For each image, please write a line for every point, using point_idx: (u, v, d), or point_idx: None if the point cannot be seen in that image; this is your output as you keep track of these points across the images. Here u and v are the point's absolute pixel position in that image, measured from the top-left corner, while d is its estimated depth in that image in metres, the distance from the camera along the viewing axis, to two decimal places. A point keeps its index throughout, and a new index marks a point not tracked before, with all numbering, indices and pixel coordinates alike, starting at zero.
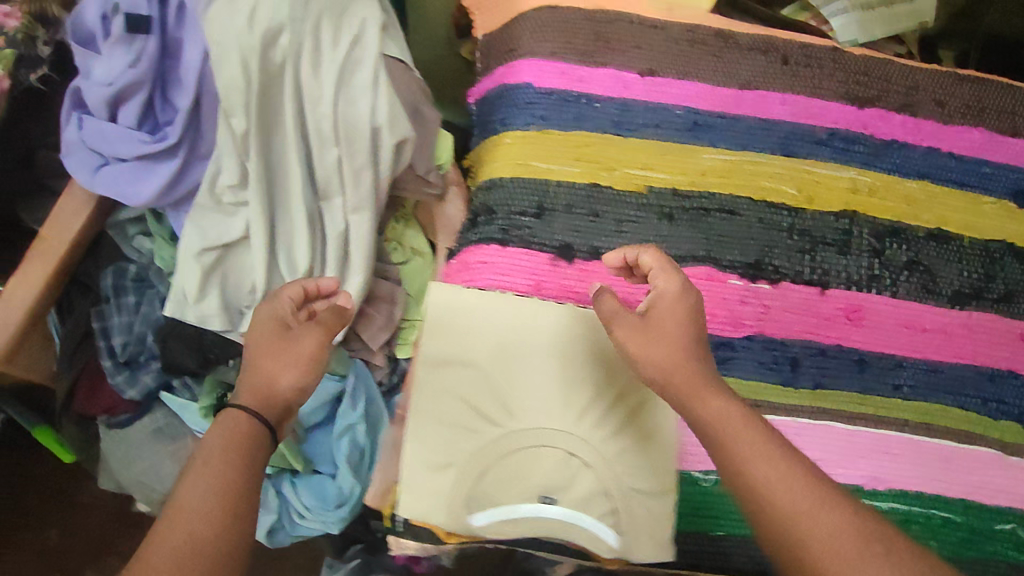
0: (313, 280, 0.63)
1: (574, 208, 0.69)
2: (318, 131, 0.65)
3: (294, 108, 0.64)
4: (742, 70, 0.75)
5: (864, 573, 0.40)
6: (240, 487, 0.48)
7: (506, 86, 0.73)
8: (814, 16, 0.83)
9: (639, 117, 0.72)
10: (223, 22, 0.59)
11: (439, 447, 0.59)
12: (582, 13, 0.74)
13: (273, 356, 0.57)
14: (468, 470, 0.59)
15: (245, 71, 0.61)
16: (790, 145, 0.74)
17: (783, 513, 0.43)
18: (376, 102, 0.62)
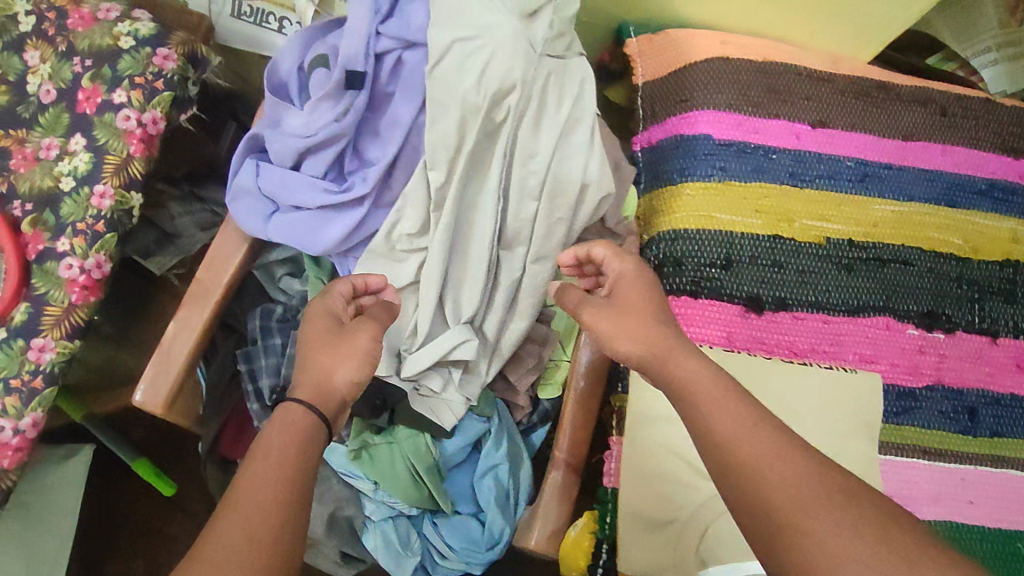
0: (360, 276, 0.64)
1: (758, 259, 0.70)
2: (520, 186, 0.65)
3: (502, 163, 0.63)
4: (905, 121, 0.77)
5: (829, 529, 0.39)
6: (292, 479, 0.47)
7: (682, 137, 0.74)
8: (959, 66, 0.85)
9: (814, 168, 0.73)
10: (452, 80, 0.59)
11: (645, 498, 0.62)
12: (753, 65, 0.75)
13: (324, 353, 0.56)
14: (691, 527, 0.60)
15: (468, 129, 0.61)
16: (953, 195, 0.76)
17: (733, 458, 0.43)
18: (588, 160, 0.63)
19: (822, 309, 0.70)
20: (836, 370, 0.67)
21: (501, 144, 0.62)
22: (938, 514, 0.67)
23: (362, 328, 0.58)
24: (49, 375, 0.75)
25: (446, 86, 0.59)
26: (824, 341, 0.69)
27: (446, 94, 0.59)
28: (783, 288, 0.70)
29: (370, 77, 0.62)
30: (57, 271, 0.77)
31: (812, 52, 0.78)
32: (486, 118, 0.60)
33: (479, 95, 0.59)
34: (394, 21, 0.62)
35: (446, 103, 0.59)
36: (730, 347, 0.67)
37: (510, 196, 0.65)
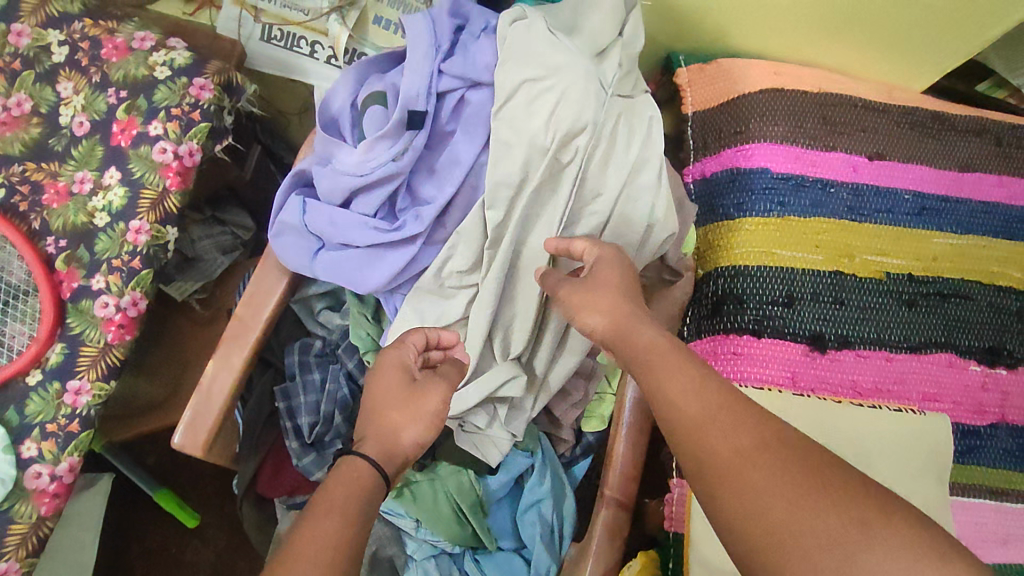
0: (435, 330, 0.61)
1: (819, 296, 0.68)
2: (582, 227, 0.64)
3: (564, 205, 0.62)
4: (960, 152, 0.76)
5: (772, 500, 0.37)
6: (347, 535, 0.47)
7: (738, 169, 0.72)
8: (1010, 92, 0.86)
9: (873, 202, 0.72)
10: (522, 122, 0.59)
11: (709, 543, 0.60)
12: (809, 96, 0.74)
13: (395, 407, 0.56)
14: None
15: (535, 167, 0.60)
16: (1011, 227, 0.75)
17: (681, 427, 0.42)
18: (655, 202, 0.62)
19: (885, 346, 0.67)
20: (905, 412, 0.63)
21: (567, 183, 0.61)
22: (1011, 558, 0.63)
23: (434, 388, 0.57)
24: (85, 419, 0.73)
25: (514, 125, 0.59)
26: (890, 379, 0.67)
27: (515, 133, 0.59)
28: (846, 325, 0.67)
29: (431, 116, 0.62)
30: (93, 310, 0.74)
31: (864, 83, 0.78)
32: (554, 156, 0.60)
33: (548, 133, 0.59)
34: (458, 59, 0.62)
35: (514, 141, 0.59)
36: (795, 389, 0.65)
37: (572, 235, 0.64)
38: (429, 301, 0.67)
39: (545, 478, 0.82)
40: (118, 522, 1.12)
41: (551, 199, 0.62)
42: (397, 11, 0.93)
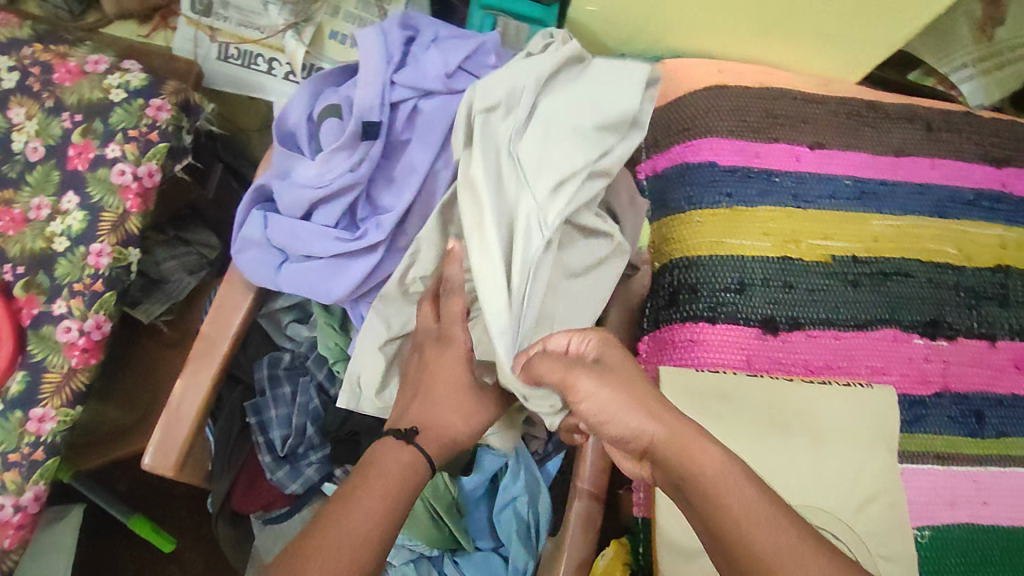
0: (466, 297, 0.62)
1: (769, 281, 0.71)
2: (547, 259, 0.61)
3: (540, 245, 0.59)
4: (894, 138, 0.80)
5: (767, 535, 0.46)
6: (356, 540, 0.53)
7: (687, 164, 0.75)
8: (938, 80, 0.91)
9: (815, 189, 0.76)
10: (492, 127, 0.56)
11: (675, 525, 0.61)
12: (751, 91, 0.78)
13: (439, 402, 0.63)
14: None
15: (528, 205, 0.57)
16: (944, 207, 0.79)
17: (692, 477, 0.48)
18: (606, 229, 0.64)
19: (833, 325, 0.71)
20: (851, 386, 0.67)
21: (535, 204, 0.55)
22: (955, 517, 0.67)
23: None
24: (49, 446, 0.72)
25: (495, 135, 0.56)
26: (839, 355, 0.70)
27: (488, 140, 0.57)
28: (796, 308, 0.71)
29: (387, 125, 0.63)
30: (55, 336, 0.73)
31: (801, 77, 0.82)
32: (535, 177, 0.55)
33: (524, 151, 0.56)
34: (409, 70, 0.63)
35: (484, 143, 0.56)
36: (750, 371, 0.67)
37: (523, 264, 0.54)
38: (394, 306, 0.69)
39: (521, 472, 0.83)
40: (90, 552, 1.10)
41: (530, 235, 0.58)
42: (352, 26, 0.95)
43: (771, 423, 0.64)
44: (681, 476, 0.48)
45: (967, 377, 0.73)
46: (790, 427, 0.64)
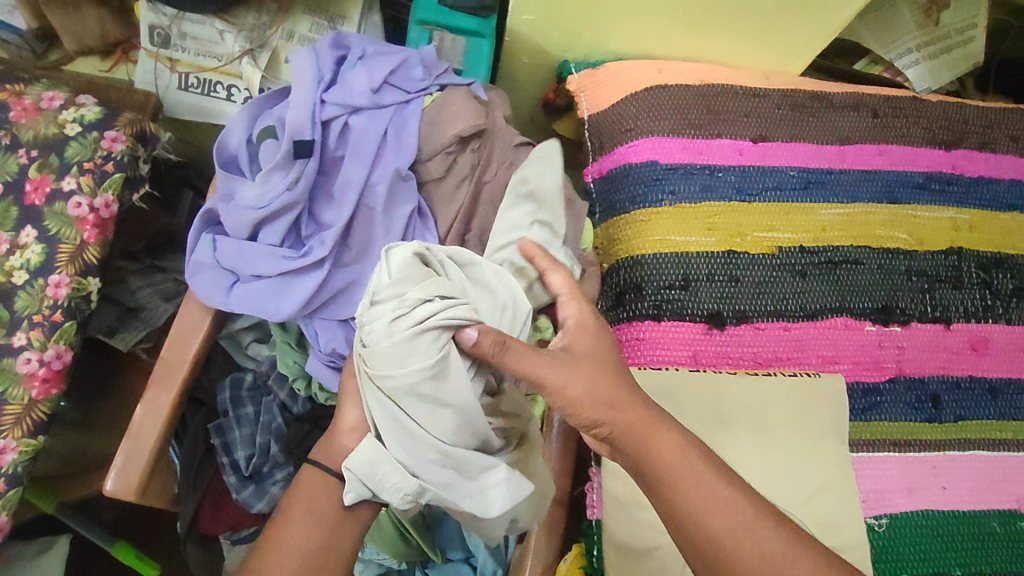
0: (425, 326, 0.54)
1: (715, 275, 0.71)
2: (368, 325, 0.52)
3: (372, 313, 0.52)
4: (839, 127, 0.80)
5: None
6: None
7: (630, 165, 0.75)
8: (886, 67, 0.90)
9: (760, 182, 0.76)
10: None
11: (625, 526, 0.61)
12: (691, 89, 0.78)
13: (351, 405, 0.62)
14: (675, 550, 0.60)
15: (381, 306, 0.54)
16: (893, 191, 0.79)
17: None
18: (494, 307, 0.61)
19: (782, 316, 0.71)
20: (800, 376, 0.67)
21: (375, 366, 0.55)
22: (917, 504, 0.66)
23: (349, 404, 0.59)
24: (12, 477, 0.73)
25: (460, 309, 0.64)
26: (789, 347, 0.70)
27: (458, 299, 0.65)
28: (742, 301, 0.71)
29: (319, 143, 0.64)
30: (16, 368, 0.75)
31: (745, 72, 0.82)
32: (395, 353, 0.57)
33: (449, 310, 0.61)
34: (337, 88, 0.64)
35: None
36: (697, 366, 0.67)
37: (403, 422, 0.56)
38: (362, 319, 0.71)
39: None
40: None
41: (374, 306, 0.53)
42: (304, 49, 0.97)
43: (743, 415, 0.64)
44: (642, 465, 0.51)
45: (921, 362, 0.72)
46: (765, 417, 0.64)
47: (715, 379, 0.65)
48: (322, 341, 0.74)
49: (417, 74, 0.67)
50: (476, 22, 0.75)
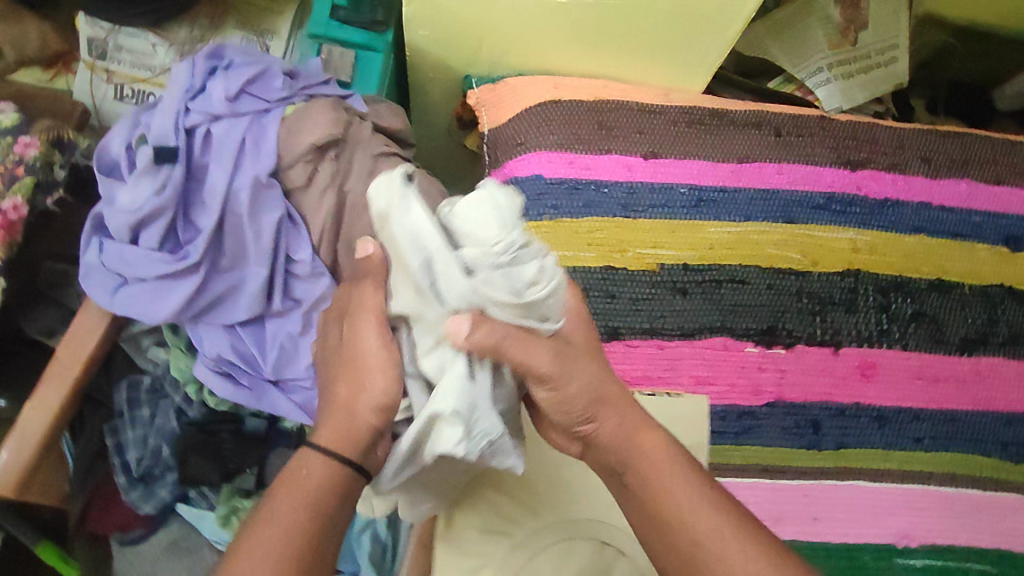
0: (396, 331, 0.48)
1: (589, 291, 0.70)
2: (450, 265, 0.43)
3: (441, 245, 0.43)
4: (738, 144, 0.78)
5: None
6: None
7: (515, 179, 0.74)
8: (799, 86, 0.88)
9: (647, 198, 0.74)
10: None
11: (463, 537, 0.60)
12: (584, 105, 0.77)
13: (344, 386, 0.51)
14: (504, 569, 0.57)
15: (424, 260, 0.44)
16: (790, 212, 0.76)
17: None
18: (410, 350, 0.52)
19: (656, 335, 0.69)
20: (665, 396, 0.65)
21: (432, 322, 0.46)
22: (784, 532, 0.64)
23: None
24: None
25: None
26: (660, 366, 0.68)
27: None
28: (616, 317, 0.69)
29: (184, 150, 0.64)
30: None
31: (646, 87, 0.80)
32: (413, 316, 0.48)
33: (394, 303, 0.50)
34: (203, 97, 0.65)
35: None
36: None
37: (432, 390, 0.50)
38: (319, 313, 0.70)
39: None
40: None
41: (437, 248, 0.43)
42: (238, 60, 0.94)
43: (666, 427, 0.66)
44: (623, 466, 0.51)
45: (808, 387, 0.70)
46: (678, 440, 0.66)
47: None
48: (206, 346, 0.75)
49: (277, 84, 0.68)
50: (368, 36, 0.76)
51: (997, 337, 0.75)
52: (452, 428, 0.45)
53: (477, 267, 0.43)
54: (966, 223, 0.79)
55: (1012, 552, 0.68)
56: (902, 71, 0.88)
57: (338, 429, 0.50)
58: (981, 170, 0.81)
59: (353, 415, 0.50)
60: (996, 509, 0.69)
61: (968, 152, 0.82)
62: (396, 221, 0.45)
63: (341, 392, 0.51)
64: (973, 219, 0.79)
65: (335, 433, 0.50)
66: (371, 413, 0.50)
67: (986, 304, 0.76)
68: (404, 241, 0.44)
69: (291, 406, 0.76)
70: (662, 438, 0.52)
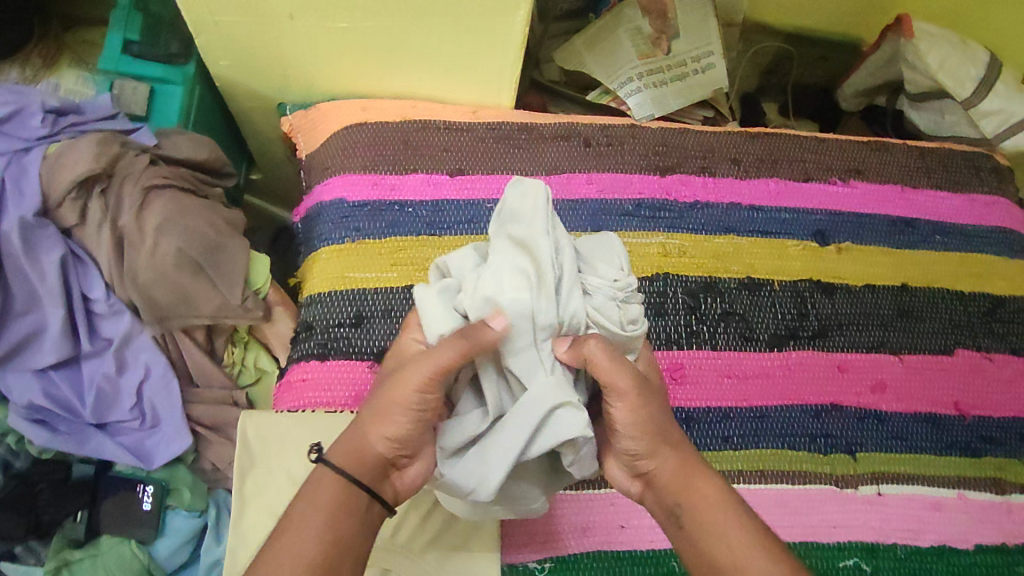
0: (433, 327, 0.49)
1: (392, 311, 0.68)
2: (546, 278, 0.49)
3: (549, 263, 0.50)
4: (547, 157, 0.79)
5: None
6: None
7: (321, 204, 0.74)
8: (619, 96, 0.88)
9: (451, 216, 0.74)
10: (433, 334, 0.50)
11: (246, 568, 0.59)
12: (390, 126, 0.77)
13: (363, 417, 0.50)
14: None
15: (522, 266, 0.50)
16: (599, 220, 0.78)
17: None
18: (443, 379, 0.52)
19: None
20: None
21: (544, 321, 0.49)
22: (588, 545, 0.62)
23: None
24: None
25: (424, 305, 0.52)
26: None
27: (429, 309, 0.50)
28: None
29: None
30: None
31: (458, 105, 0.81)
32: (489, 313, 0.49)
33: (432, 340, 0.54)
34: None
35: (429, 313, 0.50)
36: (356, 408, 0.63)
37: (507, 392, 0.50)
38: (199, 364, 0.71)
39: (213, 512, 0.74)
40: None
41: (566, 265, 0.51)
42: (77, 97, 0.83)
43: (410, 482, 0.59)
44: (680, 508, 0.49)
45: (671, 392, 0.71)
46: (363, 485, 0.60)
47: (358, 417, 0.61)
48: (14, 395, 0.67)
49: (35, 122, 0.67)
50: (164, 69, 0.77)
51: (808, 330, 0.76)
52: (578, 410, 0.47)
53: (596, 292, 0.53)
54: (776, 220, 0.81)
55: (823, 543, 0.66)
56: (718, 77, 0.89)
57: (349, 446, 0.49)
58: (790, 168, 0.84)
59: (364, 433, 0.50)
60: (810, 501, 0.68)
61: (777, 152, 0.84)
62: (529, 228, 0.51)
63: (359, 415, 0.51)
64: (784, 216, 0.81)
65: (346, 452, 0.49)
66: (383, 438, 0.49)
67: (796, 299, 0.77)
68: (549, 249, 0.50)
69: (121, 450, 0.69)
70: (715, 483, 0.50)
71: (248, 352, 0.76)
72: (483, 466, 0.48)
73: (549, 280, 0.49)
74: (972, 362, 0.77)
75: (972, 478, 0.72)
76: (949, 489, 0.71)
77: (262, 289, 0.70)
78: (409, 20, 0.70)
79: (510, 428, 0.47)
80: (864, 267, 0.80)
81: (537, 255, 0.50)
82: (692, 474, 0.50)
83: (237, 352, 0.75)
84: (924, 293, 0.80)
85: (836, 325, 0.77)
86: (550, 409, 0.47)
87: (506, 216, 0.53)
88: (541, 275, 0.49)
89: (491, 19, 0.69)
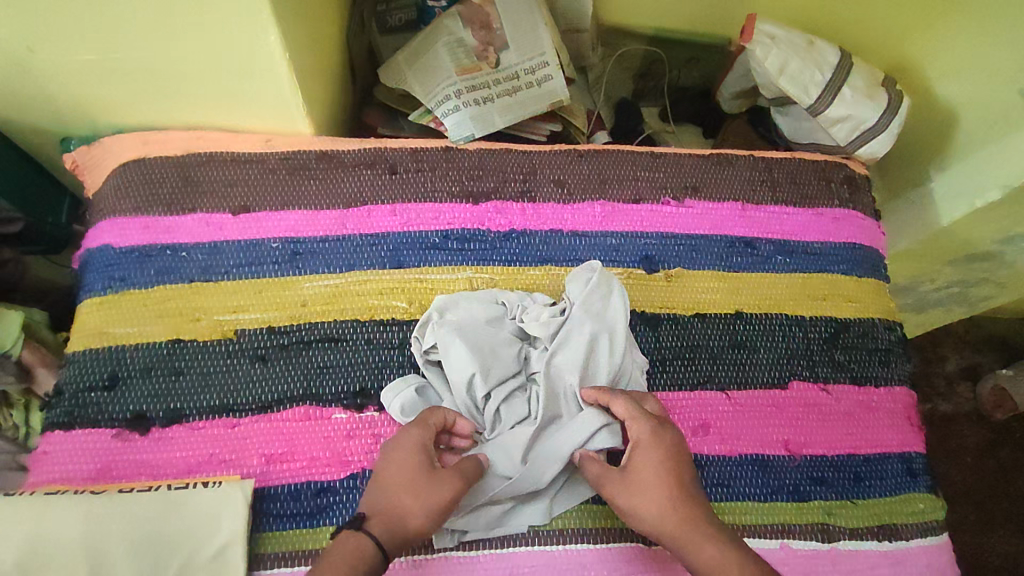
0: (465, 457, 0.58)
1: (151, 370, 0.65)
2: (616, 338, 0.65)
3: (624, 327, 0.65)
4: (348, 188, 0.72)
5: None
6: None
7: (88, 251, 0.70)
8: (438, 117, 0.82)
9: (229, 259, 0.69)
10: (474, 364, 0.63)
11: None
12: (170, 161, 0.72)
13: (412, 489, 0.54)
14: None
15: (604, 325, 0.65)
16: (401, 254, 0.71)
17: None
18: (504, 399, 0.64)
19: (228, 412, 0.64)
20: (185, 488, 0.59)
21: (607, 371, 0.64)
22: None
23: None
24: None
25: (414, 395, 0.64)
26: (235, 437, 0.63)
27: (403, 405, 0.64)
28: (178, 397, 0.64)
29: None
30: None
31: (252, 134, 0.75)
32: (554, 357, 0.65)
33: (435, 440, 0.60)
34: None
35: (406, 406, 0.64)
36: (99, 481, 0.61)
37: (553, 407, 0.64)
38: None
39: None
40: None
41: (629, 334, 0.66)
42: None
43: (141, 549, 0.56)
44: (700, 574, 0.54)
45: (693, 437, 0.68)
46: (84, 564, 0.55)
47: (85, 495, 0.58)
48: None
49: None
50: None
51: None
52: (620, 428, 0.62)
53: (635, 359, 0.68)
54: (600, 247, 0.74)
55: None
56: (558, 87, 0.82)
57: (387, 521, 0.53)
58: (621, 189, 0.77)
59: (409, 511, 0.53)
60: (610, 563, 0.62)
61: (607, 171, 0.78)
62: (614, 299, 0.66)
63: (400, 484, 0.55)
64: (609, 241, 0.75)
65: (387, 525, 0.53)
66: (429, 516, 0.54)
67: None
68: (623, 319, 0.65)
69: None
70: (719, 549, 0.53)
71: (32, 415, 0.73)
72: (543, 461, 0.61)
73: (615, 339, 0.65)
74: (807, 396, 0.72)
75: (799, 525, 0.67)
76: (772, 539, 0.66)
77: (13, 352, 0.69)
78: (157, 52, 0.63)
79: (570, 433, 0.62)
80: (693, 293, 0.74)
81: (616, 320, 0.65)
82: (698, 546, 0.54)
83: (16, 415, 0.73)
84: (759, 320, 0.74)
85: (657, 361, 0.71)
86: (601, 425, 0.62)
87: (588, 281, 0.68)
88: (616, 335, 0.65)
89: (248, 46, 0.62)
